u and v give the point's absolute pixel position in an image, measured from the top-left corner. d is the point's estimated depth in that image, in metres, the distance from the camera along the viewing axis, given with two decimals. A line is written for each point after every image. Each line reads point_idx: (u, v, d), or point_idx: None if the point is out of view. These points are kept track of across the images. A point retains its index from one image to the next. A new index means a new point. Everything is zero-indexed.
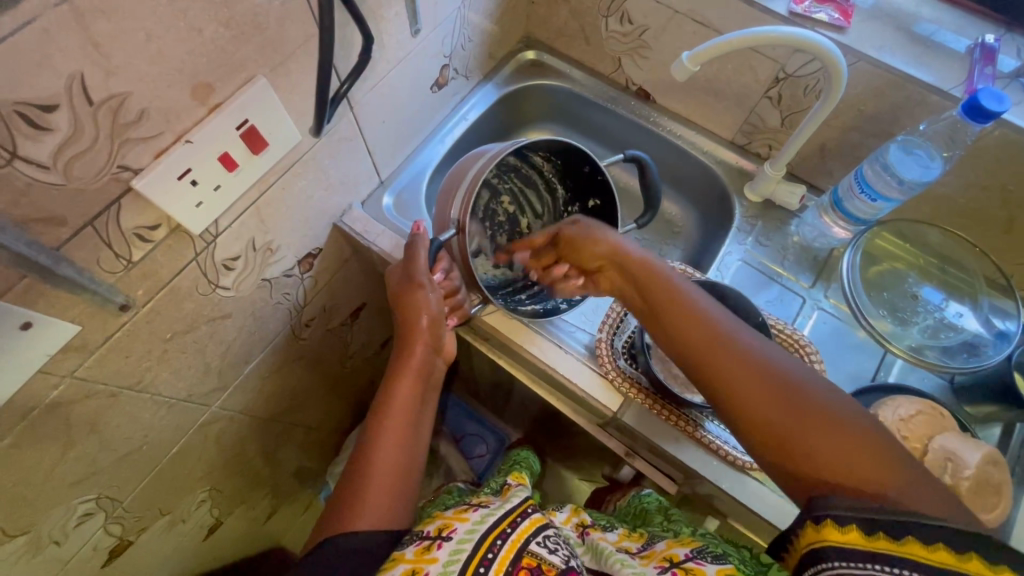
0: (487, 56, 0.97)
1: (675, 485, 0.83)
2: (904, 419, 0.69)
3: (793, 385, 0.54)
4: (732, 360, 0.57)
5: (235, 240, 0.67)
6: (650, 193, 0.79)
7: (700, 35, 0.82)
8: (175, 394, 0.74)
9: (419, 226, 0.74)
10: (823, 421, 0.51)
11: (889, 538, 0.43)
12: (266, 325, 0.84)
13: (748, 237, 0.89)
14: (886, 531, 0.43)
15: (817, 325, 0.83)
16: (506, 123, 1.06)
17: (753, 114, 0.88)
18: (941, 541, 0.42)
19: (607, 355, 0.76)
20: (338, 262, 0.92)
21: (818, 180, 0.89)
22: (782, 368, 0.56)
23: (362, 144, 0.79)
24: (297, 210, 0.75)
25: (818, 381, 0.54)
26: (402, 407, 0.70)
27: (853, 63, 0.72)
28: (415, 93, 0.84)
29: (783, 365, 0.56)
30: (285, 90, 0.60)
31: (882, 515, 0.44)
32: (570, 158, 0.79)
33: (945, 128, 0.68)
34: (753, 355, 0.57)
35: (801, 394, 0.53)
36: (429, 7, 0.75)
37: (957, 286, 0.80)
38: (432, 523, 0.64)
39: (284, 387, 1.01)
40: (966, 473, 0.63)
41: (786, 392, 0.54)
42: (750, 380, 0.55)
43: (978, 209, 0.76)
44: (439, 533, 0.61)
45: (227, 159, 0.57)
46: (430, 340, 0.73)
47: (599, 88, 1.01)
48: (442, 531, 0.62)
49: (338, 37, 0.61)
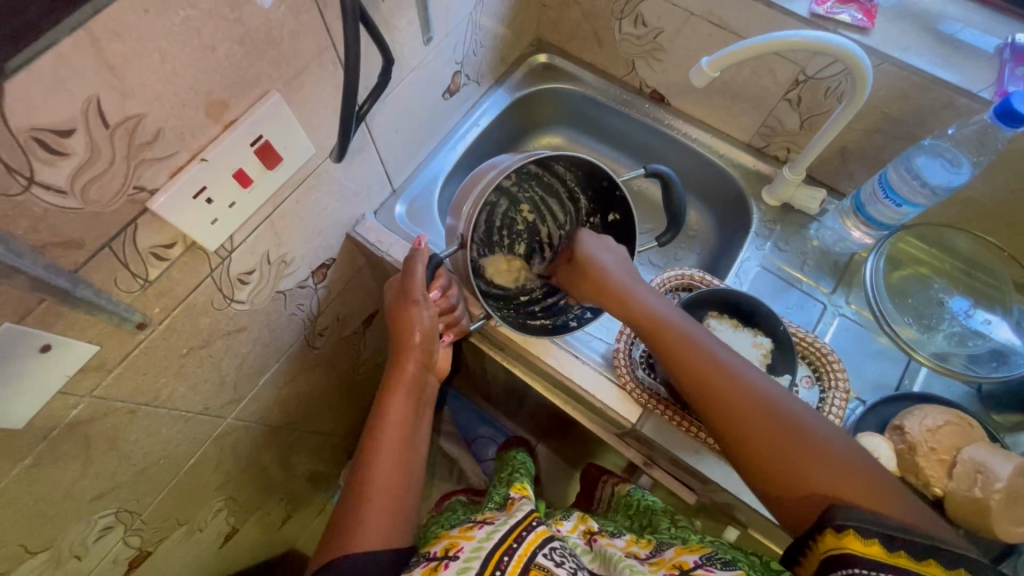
0: (498, 61, 0.96)
1: (693, 495, 0.82)
2: (931, 430, 0.68)
3: (777, 411, 0.57)
4: (729, 391, 0.59)
5: (250, 255, 0.67)
6: (674, 211, 0.78)
7: (717, 38, 0.80)
8: (192, 408, 0.74)
9: (419, 241, 0.71)
10: (819, 453, 0.54)
11: (909, 557, 0.45)
12: (281, 336, 0.83)
13: (766, 242, 0.87)
14: (908, 551, 0.45)
15: (838, 332, 0.81)
16: (518, 128, 1.05)
17: (771, 117, 0.86)
18: (960, 567, 0.44)
19: (625, 366, 0.75)
20: (352, 271, 0.92)
21: (838, 183, 0.87)
22: (765, 391, 0.59)
23: (374, 153, 0.79)
24: (310, 222, 0.74)
25: (814, 417, 0.57)
26: (397, 422, 0.69)
27: (878, 65, 0.70)
28: (427, 101, 0.83)
29: (770, 393, 0.59)
30: (298, 103, 0.59)
31: (904, 535, 0.46)
32: (591, 171, 0.76)
33: (975, 133, 0.66)
34: (748, 387, 0.59)
35: (796, 427, 0.56)
36: (441, 14, 0.74)
37: (986, 292, 0.78)
38: (438, 544, 0.65)
39: (299, 395, 1.01)
40: (997, 485, 0.62)
41: (782, 423, 0.56)
42: (747, 411, 0.58)
43: (1006, 212, 0.74)
44: (445, 553, 0.62)
45: (241, 175, 0.57)
46: (421, 355, 0.72)
47: (612, 92, 1.00)
48: (448, 551, 0.62)
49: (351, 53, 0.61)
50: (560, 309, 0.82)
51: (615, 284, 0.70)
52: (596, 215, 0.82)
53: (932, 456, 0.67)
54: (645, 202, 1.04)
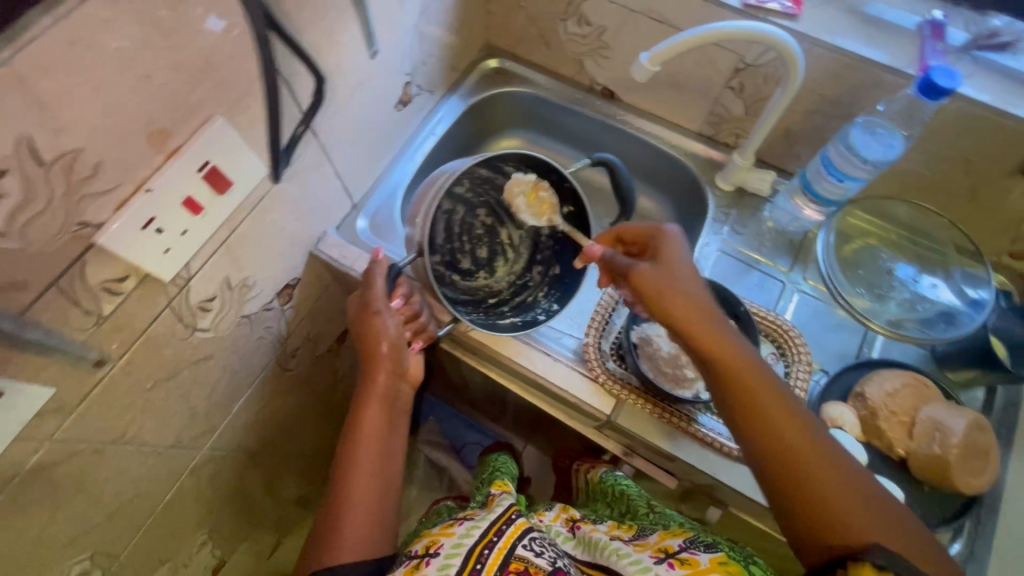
0: (449, 69, 0.97)
1: (674, 480, 0.83)
2: (890, 394, 0.72)
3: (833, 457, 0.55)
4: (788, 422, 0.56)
5: (210, 280, 0.66)
6: (623, 194, 0.81)
7: (658, 32, 0.83)
8: (162, 443, 0.73)
9: (376, 253, 0.73)
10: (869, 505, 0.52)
11: None
12: (250, 360, 0.83)
13: (723, 226, 0.89)
14: None
15: (798, 309, 0.83)
16: (474, 134, 1.05)
17: (717, 105, 0.88)
18: None
19: (596, 359, 0.77)
20: (319, 289, 0.91)
21: (786, 164, 0.90)
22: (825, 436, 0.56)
23: (331, 168, 0.79)
24: (269, 243, 0.73)
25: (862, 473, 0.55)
26: (371, 436, 0.69)
27: (809, 50, 0.73)
28: (379, 114, 0.84)
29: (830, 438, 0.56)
30: (244, 126, 0.59)
31: None
32: (538, 165, 0.79)
33: (902, 107, 0.71)
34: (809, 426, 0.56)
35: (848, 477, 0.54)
36: (384, 27, 0.74)
37: (928, 259, 0.82)
38: (420, 542, 0.67)
39: (277, 418, 0.99)
40: (954, 441, 0.67)
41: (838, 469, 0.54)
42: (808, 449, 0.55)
43: (941, 181, 0.78)
44: (426, 551, 0.63)
45: (191, 203, 0.56)
46: (392, 366, 0.71)
47: (565, 92, 1.01)
48: (429, 549, 0.63)
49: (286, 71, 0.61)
50: (527, 305, 0.83)
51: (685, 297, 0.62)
52: (552, 211, 0.84)
53: (892, 420, 0.71)
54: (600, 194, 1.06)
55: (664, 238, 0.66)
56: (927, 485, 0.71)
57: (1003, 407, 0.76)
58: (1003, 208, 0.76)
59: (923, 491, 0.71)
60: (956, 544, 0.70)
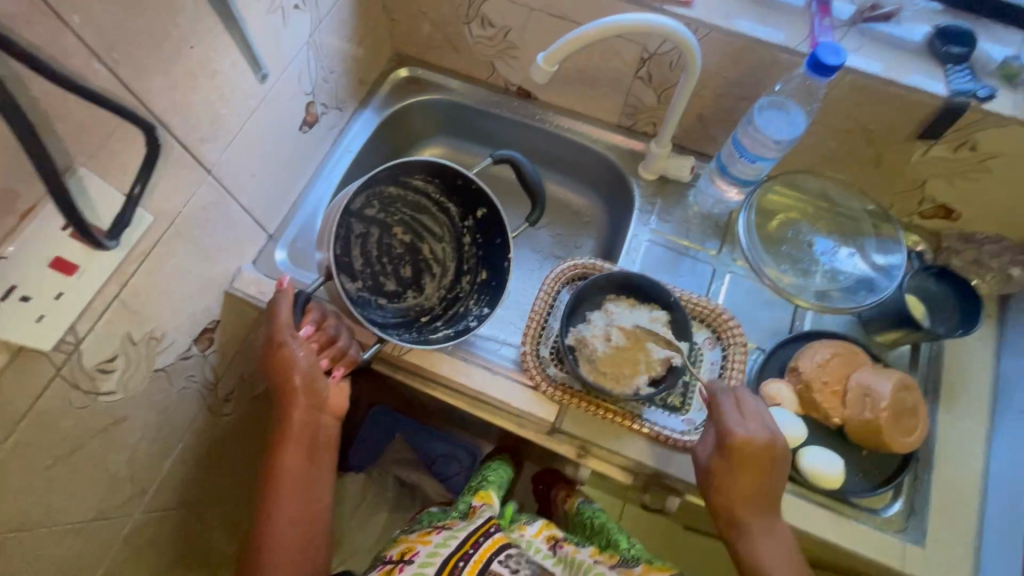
0: (356, 82, 0.93)
1: (631, 476, 0.84)
2: (822, 364, 0.72)
3: None
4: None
5: (107, 340, 0.61)
6: (532, 189, 0.82)
7: (560, 28, 0.82)
8: (80, 518, 0.67)
9: (281, 281, 0.69)
10: None
11: None
12: (176, 414, 0.77)
13: (651, 216, 0.89)
14: None
15: (731, 291, 0.83)
16: (394, 148, 1.02)
17: (630, 96, 0.88)
18: None
19: (534, 366, 0.76)
20: (246, 326, 0.84)
21: (704, 147, 0.91)
22: None
23: (233, 202, 0.74)
24: (175, 290, 0.68)
25: None
26: (290, 474, 0.68)
27: (707, 35, 0.73)
28: (282, 138, 0.80)
29: None
30: (114, 173, 0.55)
31: None
32: (443, 173, 0.80)
33: (799, 86, 0.72)
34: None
35: None
36: (270, 49, 0.70)
37: (846, 228, 0.84)
38: (396, 547, 0.70)
39: (222, 469, 0.93)
40: (883, 404, 0.69)
41: None
42: None
43: (848, 151, 0.80)
44: (402, 557, 0.67)
45: (62, 264, 0.52)
46: (307, 400, 0.69)
47: (480, 95, 0.99)
48: (405, 555, 0.68)
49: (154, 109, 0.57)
50: (459, 316, 0.82)
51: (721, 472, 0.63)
52: (467, 217, 0.84)
53: (826, 390, 0.72)
54: (511, 189, 1.03)
55: (738, 450, 0.62)
56: (865, 449, 0.73)
57: (926, 363, 0.79)
58: (906, 171, 0.79)
59: (861, 456, 0.73)
60: (897, 504, 0.72)
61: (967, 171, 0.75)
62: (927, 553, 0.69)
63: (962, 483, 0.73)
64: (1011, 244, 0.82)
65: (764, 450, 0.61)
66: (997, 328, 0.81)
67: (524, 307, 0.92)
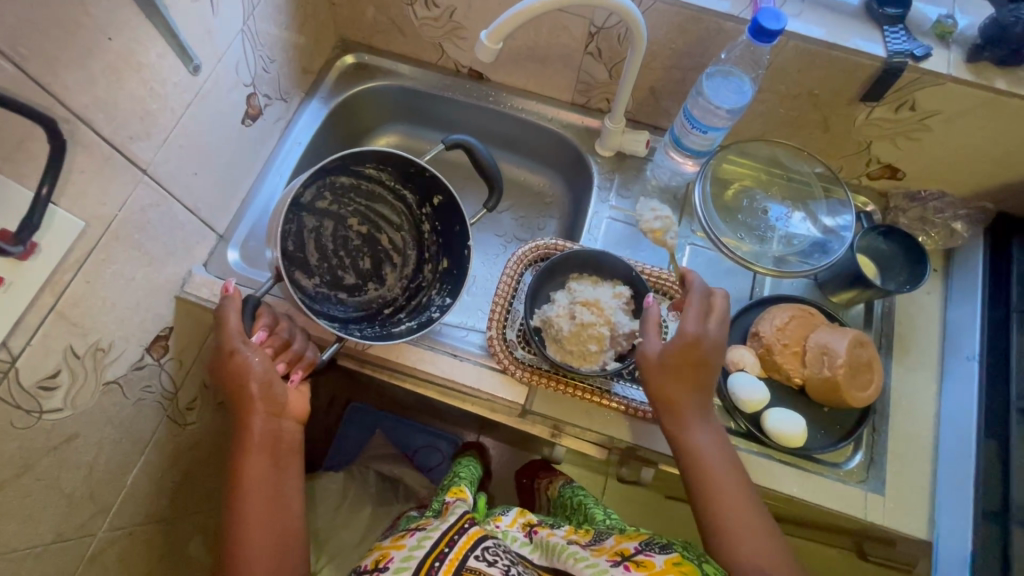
0: (301, 72, 0.90)
1: (605, 451, 0.85)
2: (780, 328, 0.74)
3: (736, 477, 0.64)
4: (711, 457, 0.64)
5: (47, 355, 0.57)
6: (487, 171, 0.81)
7: (505, 5, 0.80)
8: (38, 541, 0.64)
9: (227, 287, 0.67)
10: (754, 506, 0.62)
11: None
12: (133, 426, 0.74)
13: (610, 193, 0.89)
14: None
15: (691, 260, 0.84)
16: (345, 137, 0.99)
17: (582, 72, 0.87)
18: None
19: (501, 350, 0.75)
20: (203, 332, 0.81)
21: (658, 121, 0.91)
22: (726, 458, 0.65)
23: (175, 202, 0.71)
24: (120, 298, 0.65)
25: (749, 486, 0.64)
26: (256, 486, 0.66)
27: (652, 6, 0.73)
28: (223, 134, 0.76)
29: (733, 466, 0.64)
30: (32, 176, 0.51)
31: None
32: (395, 161, 0.78)
33: (744, 52, 0.73)
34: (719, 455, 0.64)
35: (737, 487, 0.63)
36: (200, 38, 0.67)
37: (798, 193, 0.86)
38: (370, 556, 0.68)
39: (193, 480, 0.90)
40: (840, 361, 0.71)
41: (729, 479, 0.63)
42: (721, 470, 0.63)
43: (797, 117, 0.81)
44: (376, 565, 0.66)
45: None
46: (266, 406, 0.67)
47: (431, 79, 0.96)
48: (379, 562, 0.66)
49: (69, 105, 0.53)
50: (422, 306, 0.81)
51: (675, 359, 0.64)
52: (424, 205, 0.83)
53: (787, 351, 0.74)
54: (470, 175, 1.02)
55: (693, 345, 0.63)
56: (826, 406, 0.75)
57: (879, 321, 0.81)
58: (852, 135, 0.81)
59: (822, 413, 0.76)
60: (857, 456, 0.75)
61: (908, 130, 0.77)
62: (886, 501, 0.72)
63: (917, 431, 0.76)
64: (952, 199, 0.85)
65: (710, 344, 0.64)
66: (943, 280, 0.84)
67: (491, 292, 0.91)
